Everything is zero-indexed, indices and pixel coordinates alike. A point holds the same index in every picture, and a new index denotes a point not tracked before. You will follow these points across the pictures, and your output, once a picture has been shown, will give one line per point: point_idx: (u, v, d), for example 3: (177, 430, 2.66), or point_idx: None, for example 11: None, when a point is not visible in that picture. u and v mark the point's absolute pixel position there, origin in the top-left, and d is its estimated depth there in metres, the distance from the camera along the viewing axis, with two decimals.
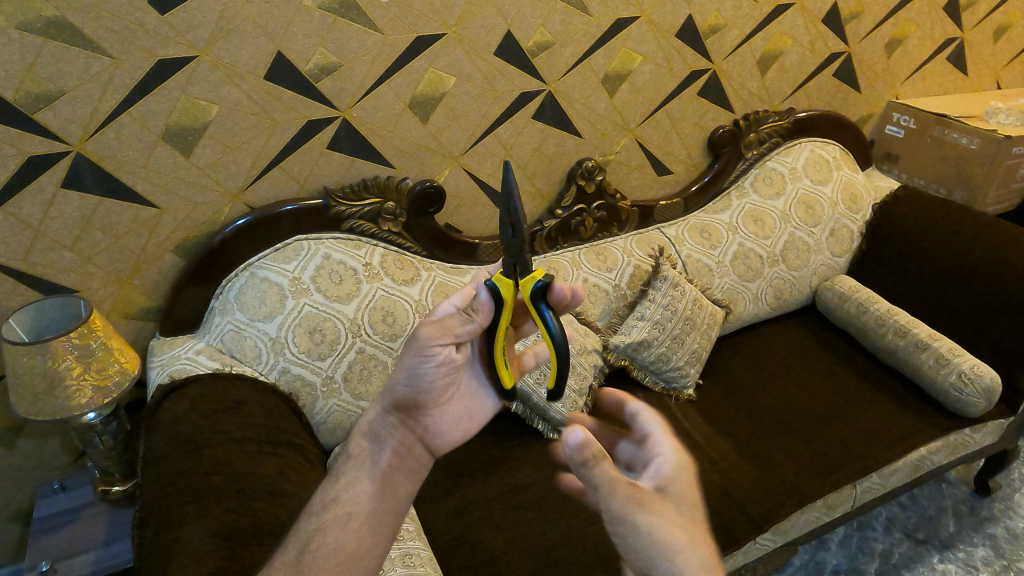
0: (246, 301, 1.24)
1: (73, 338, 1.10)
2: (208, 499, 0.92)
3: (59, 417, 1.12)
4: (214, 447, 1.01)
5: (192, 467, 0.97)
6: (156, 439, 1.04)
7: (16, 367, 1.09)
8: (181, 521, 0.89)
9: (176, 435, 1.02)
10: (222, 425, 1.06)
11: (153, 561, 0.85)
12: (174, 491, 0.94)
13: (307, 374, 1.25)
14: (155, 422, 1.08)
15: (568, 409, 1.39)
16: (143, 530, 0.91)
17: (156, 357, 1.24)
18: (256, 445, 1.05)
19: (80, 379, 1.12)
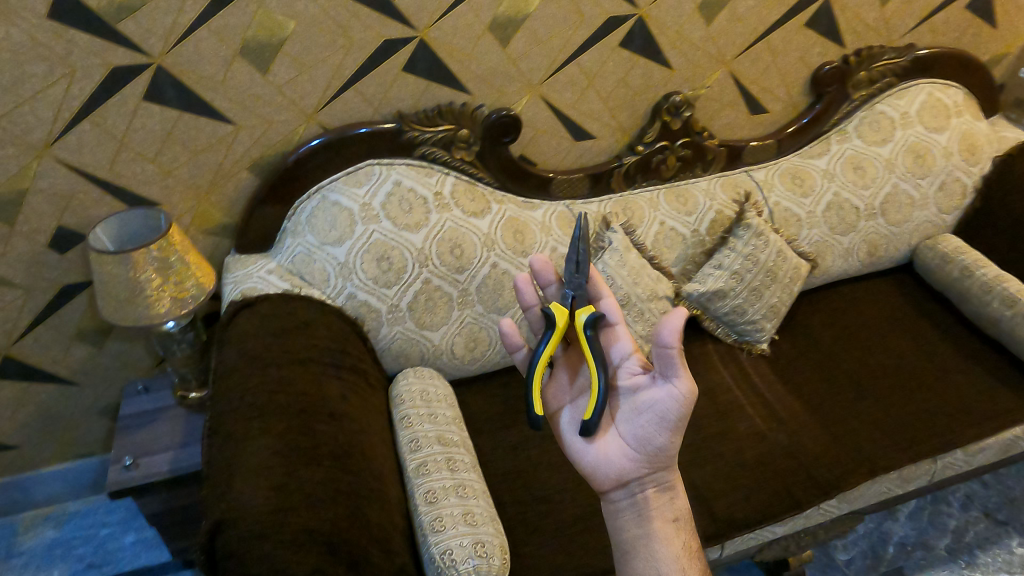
0: (316, 224, 1.24)
1: (153, 251, 1.13)
2: (271, 415, 0.94)
3: (141, 324, 1.17)
4: (281, 366, 1.03)
5: (259, 384, 0.99)
6: (227, 354, 1.06)
7: (102, 275, 1.14)
8: (247, 434, 0.92)
9: (246, 353, 1.04)
10: (289, 346, 1.07)
11: (218, 472, 0.88)
12: (242, 405, 0.96)
13: (373, 300, 1.25)
14: (227, 337, 1.10)
15: None
16: (210, 441, 0.94)
17: (230, 275, 1.26)
18: (323, 368, 1.07)
19: (161, 290, 1.16)
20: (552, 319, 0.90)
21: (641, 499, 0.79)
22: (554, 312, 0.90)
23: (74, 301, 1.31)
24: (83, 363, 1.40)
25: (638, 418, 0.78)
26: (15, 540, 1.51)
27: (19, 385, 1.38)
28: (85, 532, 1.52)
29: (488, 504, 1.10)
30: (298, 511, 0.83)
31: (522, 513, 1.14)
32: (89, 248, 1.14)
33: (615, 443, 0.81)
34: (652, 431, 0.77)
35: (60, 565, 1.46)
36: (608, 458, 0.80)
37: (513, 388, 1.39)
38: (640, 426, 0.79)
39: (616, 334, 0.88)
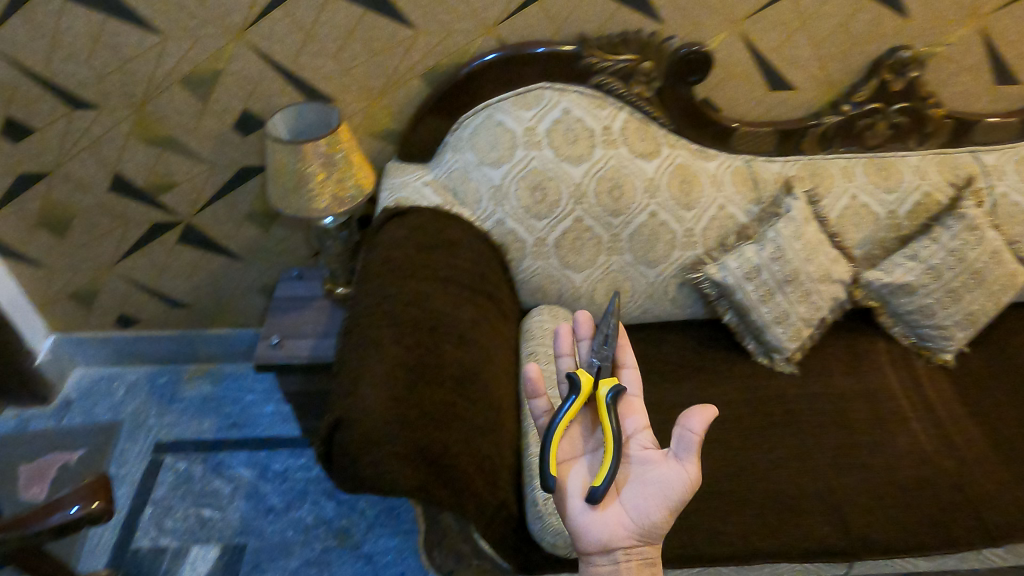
0: (478, 142, 1.21)
1: (321, 145, 1.15)
2: (404, 327, 0.94)
3: (302, 215, 1.22)
4: (421, 280, 1.03)
5: (397, 294, 0.99)
6: (374, 257, 1.08)
7: (275, 164, 1.19)
8: (380, 340, 0.93)
9: (391, 261, 1.05)
10: (433, 261, 1.07)
11: (349, 371, 0.90)
12: (380, 311, 0.97)
13: (521, 231, 1.21)
14: (376, 241, 1.11)
15: (787, 336, 1.23)
16: (345, 339, 0.97)
17: (388, 181, 1.27)
18: (463, 289, 1.06)
19: (324, 185, 1.19)
20: (576, 383, 0.86)
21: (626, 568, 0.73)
22: (580, 375, 0.87)
23: (250, 183, 1.39)
24: (251, 242, 1.50)
25: (640, 490, 0.75)
26: (179, 386, 1.70)
27: (197, 252, 1.51)
28: (235, 394, 1.68)
29: None
30: (412, 427, 0.83)
31: None
32: (268, 134, 1.18)
33: (610, 510, 0.76)
34: (652, 504, 0.74)
35: (211, 417, 1.63)
36: (599, 522, 0.75)
37: (648, 345, 1.31)
38: (641, 497, 0.75)
39: (630, 412, 0.88)
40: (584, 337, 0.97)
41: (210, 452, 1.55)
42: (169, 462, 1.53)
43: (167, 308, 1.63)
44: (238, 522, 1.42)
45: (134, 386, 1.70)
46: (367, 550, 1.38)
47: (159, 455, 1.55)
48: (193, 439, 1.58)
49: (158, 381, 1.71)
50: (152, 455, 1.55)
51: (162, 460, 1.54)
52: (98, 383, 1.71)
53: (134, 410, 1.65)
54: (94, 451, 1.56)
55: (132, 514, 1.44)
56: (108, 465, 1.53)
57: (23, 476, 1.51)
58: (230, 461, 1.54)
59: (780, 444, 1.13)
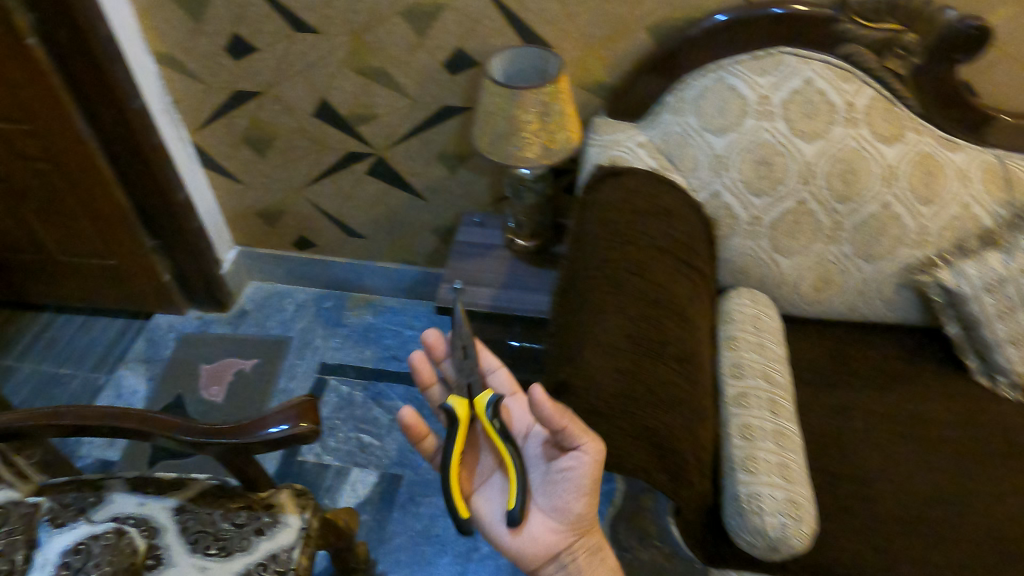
0: (703, 106, 1.13)
1: (540, 93, 1.10)
2: (627, 296, 0.90)
3: (507, 164, 1.19)
4: (640, 249, 0.98)
5: (618, 261, 0.95)
6: (591, 218, 1.03)
7: (488, 106, 1.16)
8: (604, 308, 0.89)
9: (611, 224, 1.01)
10: (652, 230, 1.02)
11: (571, 336, 0.87)
12: (602, 277, 0.93)
13: (737, 206, 1.13)
14: (592, 200, 1.07)
15: (1019, 358, 1.09)
16: (563, 300, 0.94)
17: (596, 137, 1.20)
18: (682, 264, 1.00)
19: (534, 134, 1.14)
20: (453, 416, 0.83)
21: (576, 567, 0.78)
22: (452, 405, 0.83)
23: (447, 124, 1.38)
24: (436, 182, 1.50)
25: (555, 489, 0.77)
26: (343, 312, 1.76)
27: (382, 185, 1.53)
28: (394, 328, 1.72)
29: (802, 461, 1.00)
30: (638, 404, 0.80)
31: (832, 484, 1.02)
32: (486, 75, 1.16)
33: (536, 517, 0.78)
34: (570, 501, 0.75)
35: (371, 347, 1.68)
36: (531, 536, 0.78)
37: (849, 345, 1.21)
38: (558, 494, 0.77)
39: (512, 406, 0.89)
40: (441, 349, 0.92)
41: (371, 381, 1.61)
42: (333, 383, 1.60)
43: (343, 236, 1.67)
44: (395, 452, 1.47)
45: (302, 305, 1.78)
46: None
47: (324, 375, 1.62)
48: (354, 366, 1.64)
49: (324, 304, 1.78)
50: (317, 375, 1.62)
51: (327, 381, 1.61)
52: (270, 297, 1.80)
53: (301, 329, 1.72)
54: (266, 362, 1.65)
55: None
56: (278, 377, 1.62)
57: (204, 375, 1.62)
58: (389, 392, 1.59)
59: (1006, 479, 1.01)
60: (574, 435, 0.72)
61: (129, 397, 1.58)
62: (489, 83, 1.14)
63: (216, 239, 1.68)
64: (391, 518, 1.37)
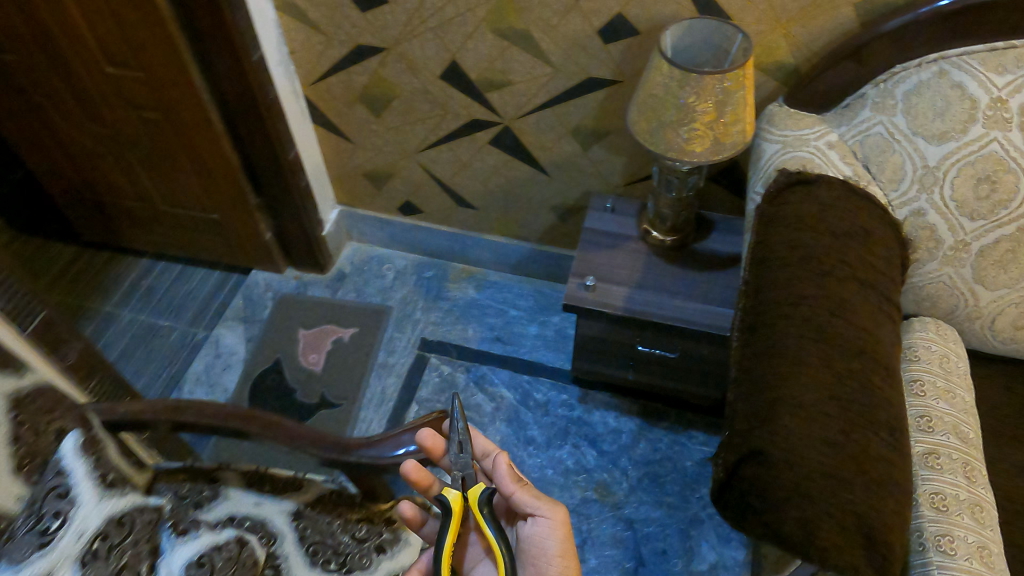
0: (916, 106, 0.94)
1: (725, 81, 0.94)
2: (829, 344, 0.76)
3: (668, 157, 1.04)
4: (839, 281, 0.82)
5: (815, 296, 0.80)
6: (779, 237, 0.88)
7: (657, 91, 1.00)
8: (803, 360, 0.75)
9: (805, 248, 0.85)
10: (852, 257, 0.86)
11: (765, 392, 0.74)
12: (798, 319, 0.79)
13: (942, 228, 0.95)
14: (778, 215, 0.91)
15: None
16: (750, 342, 0.81)
17: (775, 131, 1.04)
18: (886, 303, 0.85)
19: (707, 129, 0.99)
20: (447, 509, 0.80)
21: None
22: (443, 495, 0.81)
23: (589, 97, 1.23)
24: (565, 158, 1.36)
25: (531, 558, 0.80)
26: (445, 284, 1.67)
27: (503, 156, 1.40)
28: (498, 306, 1.62)
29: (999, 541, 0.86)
30: (847, 486, 0.67)
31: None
32: (656, 52, 1.00)
33: None
34: (546, 564, 0.79)
35: (474, 325, 1.59)
36: None
37: None
38: (535, 558, 0.80)
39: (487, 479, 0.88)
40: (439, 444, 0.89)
41: (473, 363, 1.52)
42: (434, 362, 1.52)
43: (453, 205, 1.56)
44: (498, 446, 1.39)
45: (402, 273, 1.69)
46: (627, 514, 1.30)
47: (425, 352, 1.54)
48: (456, 344, 1.55)
49: (425, 274, 1.69)
50: (418, 351, 1.54)
51: (428, 358, 1.53)
52: (370, 262, 1.72)
53: (401, 299, 1.64)
54: (365, 332, 1.58)
55: (398, 408, 1.45)
56: (378, 350, 1.55)
57: (302, 341, 1.56)
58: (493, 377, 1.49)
59: None
60: (536, 500, 0.80)
61: (228, 358, 1.54)
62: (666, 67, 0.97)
63: (320, 199, 1.59)
64: None
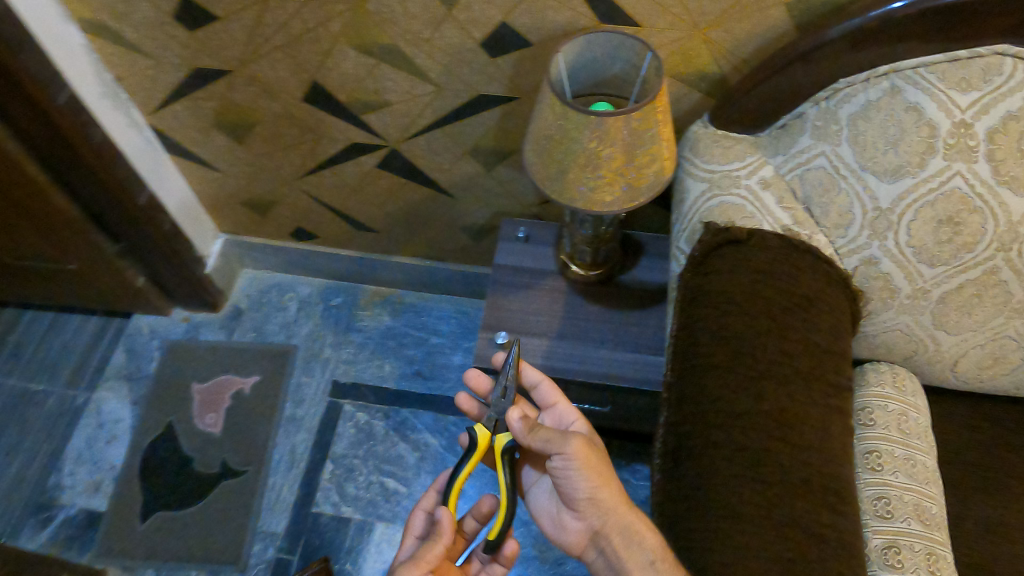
0: (863, 135, 0.77)
1: (632, 120, 0.75)
2: (767, 485, 0.62)
3: (574, 207, 0.85)
4: (779, 384, 0.67)
5: (750, 412, 0.65)
6: (705, 326, 0.72)
7: (552, 131, 0.80)
8: (740, 514, 0.61)
9: (736, 343, 0.69)
10: (793, 349, 0.70)
11: (696, 560, 0.60)
12: (730, 451, 0.64)
13: (899, 277, 0.80)
14: (704, 291, 0.74)
15: None
16: (676, 477, 0.67)
17: (700, 164, 0.86)
18: (834, 401, 0.70)
19: (616, 174, 0.81)
20: (472, 443, 0.79)
21: (609, 554, 0.69)
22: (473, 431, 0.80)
23: (484, 116, 1.02)
24: (468, 178, 1.16)
25: (560, 490, 0.72)
26: (356, 312, 1.49)
27: (397, 179, 1.20)
28: (417, 334, 1.45)
29: None
30: None
31: None
32: (546, 83, 0.81)
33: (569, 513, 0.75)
34: (574, 493, 0.70)
35: (391, 360, 1.42)
36: (569, 527, 0.76)
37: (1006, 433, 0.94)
38: (565, 488, 0.71)
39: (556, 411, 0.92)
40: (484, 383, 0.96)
41: (392, 406, 1.36)
42: (348, 410, 1.36)
43: (351, 229, 1.36)
44: None
45: (307, 303, 1.50)
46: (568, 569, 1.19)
47: (337, 399, 1.38)
48: (372, 386, 1.39)
49: (333, 302, 1.50)
50: (329, 398, 1.38)
51: (341, 406, 1.37)
52: (269, 293, 1.52)
53: (308, 336, 1.46)
54: (269, 380, 1.41)
55: (311, 470, 1.30)
56: (284, 402, 1.38)
57: (197, 399, 1.39)
58: (415, 422, 1.35)
59: None
60: (548, 438, 0.69)
61: (112, 428, 1.35)
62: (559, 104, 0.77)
63: (196, 235, 1.37)
64: None
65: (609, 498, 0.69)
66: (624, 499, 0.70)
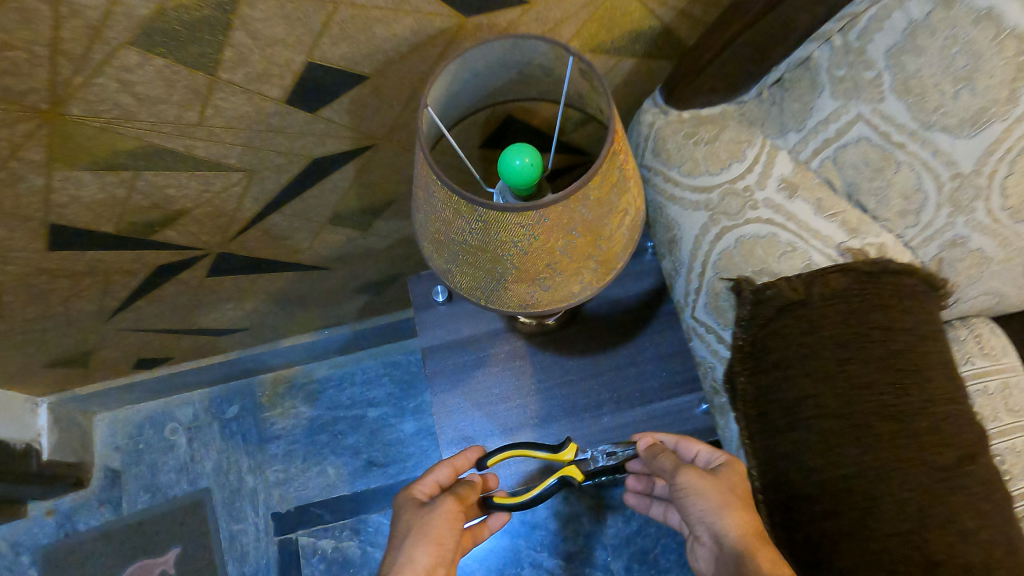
0: (917, 76, 0.48)
1: (590, 188, 0.46)
2: None
3: (529, 311, 0.56)
4: (941, 524, 0.45)
5: None
6: (809, 466, 0.48)
7: (466, 238, 0.49)
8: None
9: (868, 483, 0.46)
10: (935, 453, 0.47)
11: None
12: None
13: (991, 247, 0.55)
14: (783, 403, 0.50)
15: None
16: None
17: (682, 179, 0.59)
18: (1006, 497, 0.48)
19: (582, 260, 0.52)
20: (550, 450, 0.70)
21: None
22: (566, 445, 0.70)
23: (333, 180, 0.69)
24: (341, 246, 0.84)
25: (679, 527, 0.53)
26: (263, 416, 1.16)
27: (246, 278, 0.85)
28: (348, 413, 1.16)
29: None
30: None
31: None
32: (425, 154, 0.47)
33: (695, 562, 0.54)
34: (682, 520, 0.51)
35: (332, 459, 1.13)
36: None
37: None
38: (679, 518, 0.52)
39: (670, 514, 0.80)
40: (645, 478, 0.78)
41: (357, 516, 1.10)
42: (307, 544, 1.08)
43: (211, 339, 1.01)
44: None
45: (197, 429, 1.16)
46: None
47: (288, 534, 1.09)
48: (323, 500, 1.11)
49: (228, 414, 1.17)
50: (278, 537, 1.09)
51: (296, 541, 1.09)
52: (142, 435, 1.16)
53: (217, 471, 1.14)
54: (193, 546, 1.10)
55: None
56: (224, 565, 1.08)
57: None
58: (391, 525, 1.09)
59: None
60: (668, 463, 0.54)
61: None
62: (465, 212, 0.46)
63: (12, 428, 0.98)
64: None
65: (722, 533, 0.48)
66: (756, 526, 0.48)
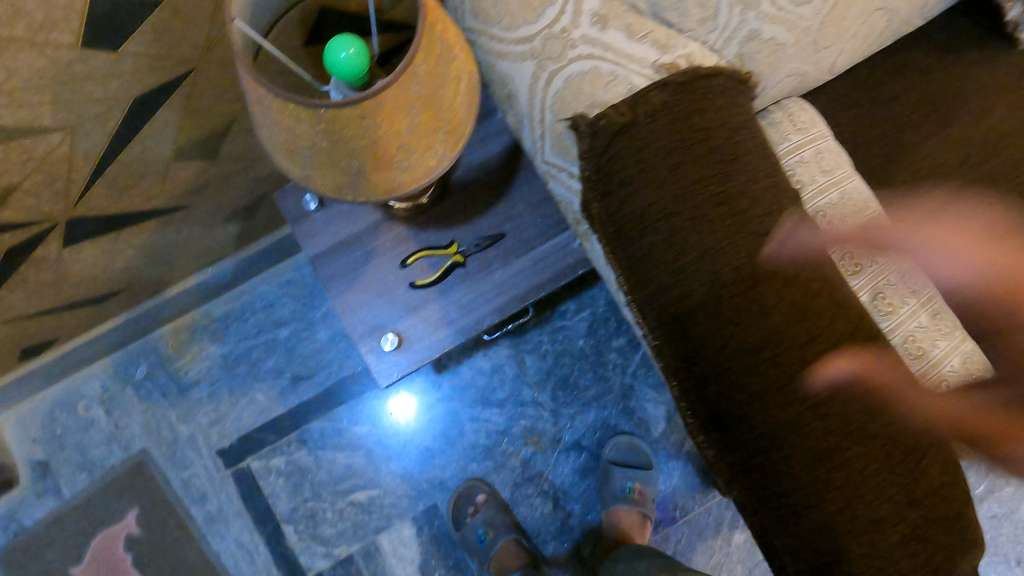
0: None
1: (417, 67, 0.48)
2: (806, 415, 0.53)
3: (392, 198, 0.59)
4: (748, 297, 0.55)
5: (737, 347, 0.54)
6: (660, 258, 0.56)
7: (317, 141, 0.50)
8: (826, 454, 0.53)
9: (705, 262, 0.55)
10: (759, 223, 0.56)
11: (806, 527, 0.53)
12: (776, 394, 0.54)
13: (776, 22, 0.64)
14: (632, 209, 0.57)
15: None
16: (737, 444, 0.55)
17: (503, 34, 0.60)
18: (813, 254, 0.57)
19: (429, 136, 0.54)
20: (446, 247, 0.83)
21: None
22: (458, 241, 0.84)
23: (163, 116, 0.67)
24: (194, 182, 0.82)
25: None
26: (174, 367, 1.16)
27: (105, 239, 0.82)
28: (257, 340, 1.17)
29: (956, 323, 0.76)
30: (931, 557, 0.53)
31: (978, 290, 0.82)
32: (243, 69, 0.47)
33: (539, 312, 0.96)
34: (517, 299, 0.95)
35: (258, 386, 1.16)
36: None
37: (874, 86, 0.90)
38: None
39: None
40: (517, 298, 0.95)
41: (298, 428, 1.15)
42: (260, 467, 1.14)
43: (92, 309, 0.97)
44: (407, 485, 1.14)
45: (111, 399, 1.14)
46: (569, 440, 1.15)
47: (238, 464, 1.14)
48: (261, 425, 1.15)
49: (138, 376, 1.15)
50: (230, 470, 1.14)
51: (249, 467, 1.14)
52: (56, 421, 1.13)
53: (148, 431, 1.14)
54: (150, 502, 1.12)
55: (276, 544, 1.12)
56: (187, 508, 1.12)
57: None
58: (333, 426, 1.15)
59: None
60: None
61: None
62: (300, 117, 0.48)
63: None
64: (461, 555, 1.12)
65: None
66: None
